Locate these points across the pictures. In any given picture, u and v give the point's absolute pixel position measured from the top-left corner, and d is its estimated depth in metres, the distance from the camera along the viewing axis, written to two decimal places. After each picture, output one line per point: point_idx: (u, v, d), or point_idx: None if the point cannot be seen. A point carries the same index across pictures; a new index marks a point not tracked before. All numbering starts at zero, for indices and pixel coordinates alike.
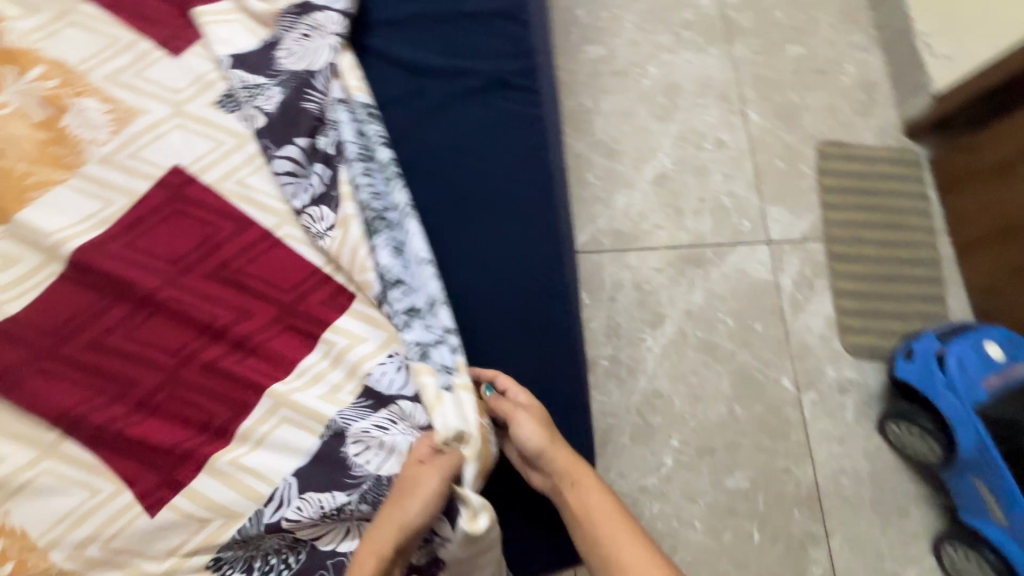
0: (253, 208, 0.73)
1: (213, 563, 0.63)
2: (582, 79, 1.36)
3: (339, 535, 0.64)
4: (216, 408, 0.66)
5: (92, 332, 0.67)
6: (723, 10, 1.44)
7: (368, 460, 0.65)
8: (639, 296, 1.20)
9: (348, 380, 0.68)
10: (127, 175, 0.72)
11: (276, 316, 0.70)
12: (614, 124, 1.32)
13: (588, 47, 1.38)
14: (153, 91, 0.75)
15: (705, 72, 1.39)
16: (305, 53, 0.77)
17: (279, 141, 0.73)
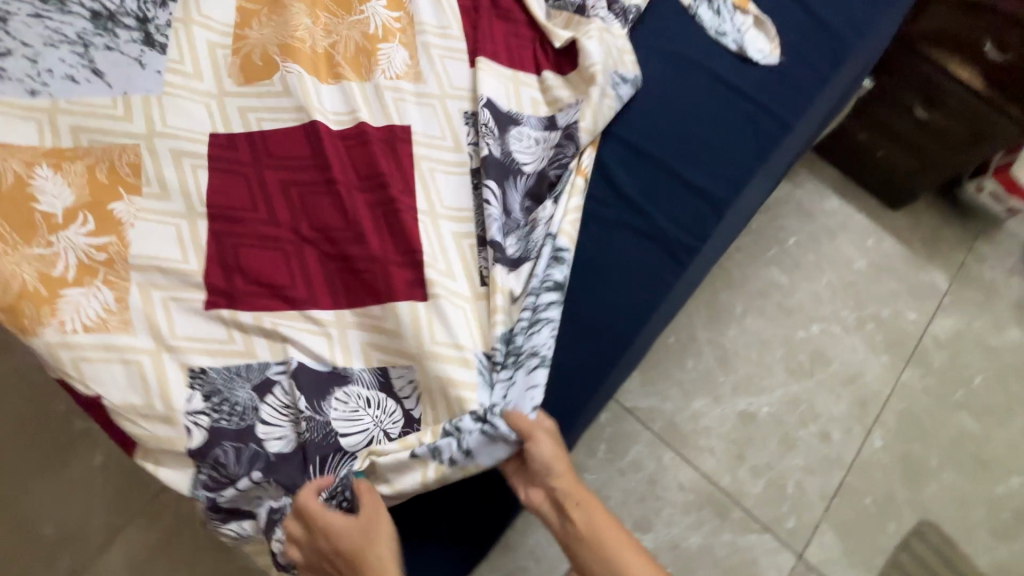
0: (424, 195, 0.76)
1: (196, 372, 0.68)
2: (750, 288, 1.37)
3: (280, 435, 0.68)
4: (298, 283, 0.72)
5: (270, 166, 0.77)
6: (922, 335, 1.37)
7: (347, 409, 0.68)
8: (645, 492, 1.19)
9: (384, 350, 0.71)
10: (386, 101, 0.82)
11: (376, 263, 0.72)
12: (744, 343, 1.32)
13: (774, 269, 1.40)
14: (441, 72, 0.83)
15: (862, 369, 1.33)
16: (549, 143, 0.82)
17: (487, 185, 0.77)
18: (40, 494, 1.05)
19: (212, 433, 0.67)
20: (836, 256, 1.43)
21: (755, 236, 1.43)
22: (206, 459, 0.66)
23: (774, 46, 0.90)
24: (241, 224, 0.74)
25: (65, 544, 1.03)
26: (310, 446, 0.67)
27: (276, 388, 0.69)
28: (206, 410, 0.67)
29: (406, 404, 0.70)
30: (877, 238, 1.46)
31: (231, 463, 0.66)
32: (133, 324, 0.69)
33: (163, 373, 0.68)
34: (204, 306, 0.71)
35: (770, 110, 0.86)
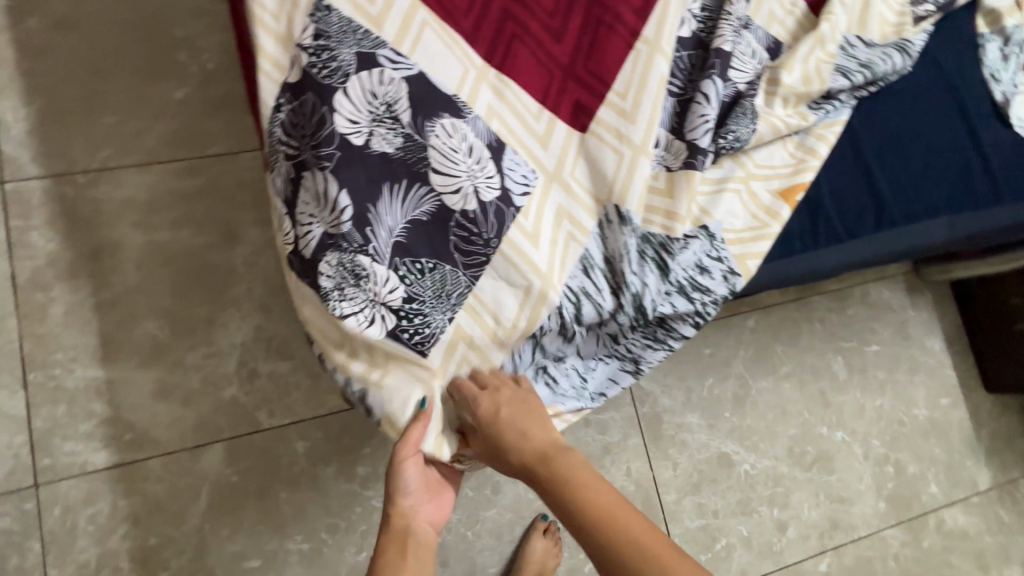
0: (657, 21, 0.65)
1: (322, 6, 0.60)
2: (805, 360, 1.29)
3: (356, 120, 0.59)
4: (465, 18, 0.64)
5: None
6: (929, 511, 1.27)
7: (447, 145, 0.60)
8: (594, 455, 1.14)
9: (509, 127, 0.62)
10: None
11: (557, 69, 0.65)
12: (766, 400, 1.25)
13: (839, 360, 1.30)
14: None
15: (855, 497, 1.24)
16: (773, 66, 0.70)
17: (683, 65, 0.69)
18: (118, 90, 1.07)
19: (306, 77, 0.59)
20: (903, 390, 1.33)
21: (844, 321, 1.33)
22: (295, 99, 0.60)
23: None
24: None
25: (110, 141, 1.05)
26: (391, 158, 0.59)
27: (380, 72, 0.60)
28: (307, 48, 0.59)
29: (507, 182, 0.61)
30: (952, 402, 1.34)
31: (301, 117, 0.59)
32: None
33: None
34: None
35: (992, 173, 0.76)
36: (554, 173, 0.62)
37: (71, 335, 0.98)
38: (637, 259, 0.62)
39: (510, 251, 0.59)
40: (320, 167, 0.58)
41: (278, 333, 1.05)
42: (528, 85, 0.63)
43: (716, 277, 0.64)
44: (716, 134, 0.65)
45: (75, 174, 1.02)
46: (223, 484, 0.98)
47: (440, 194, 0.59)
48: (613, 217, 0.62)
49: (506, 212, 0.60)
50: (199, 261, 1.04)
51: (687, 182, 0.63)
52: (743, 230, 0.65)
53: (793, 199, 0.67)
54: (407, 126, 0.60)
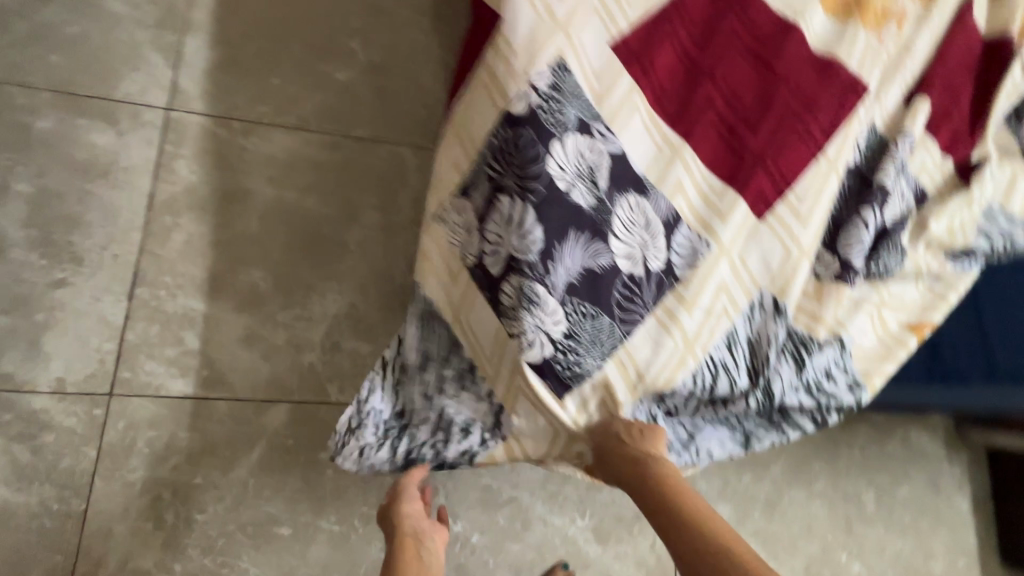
0: (838, 144, 0.74)
1: (558, 65, 0.66)
2: (838, 484, 1.31)
3: (562, 170, 0.64)
4: (674, 102, 0.71)
5: (735, 16, 0.76)
6: None
7: (628, 218, 0.65)
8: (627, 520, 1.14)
9: (689, 207, 0.68)
10: (849, 58, 0.79)
11: (750, 155, 0.70)
12: (794, 513, 1.26)
13: (868, 493, 1.33)
14: (889, 82, 0.82)
15: None
16: (925, 210, 0.77)
17: (849, 191, 0.75)
18: (292, 56, 1.15)
19: (531, 114, 0.64)
20: (924, 540, 1.34)
21: (882, 456, 1.36)
22: (511, 129, 0.65)
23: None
24: (683, 25, 0.74)
25: (271, 99, 1.12)
26: (583, 211, 0.64)
27: (591, 140, 0.66)
28: (536, 94, 0.65)
29: (672, 255, 0.66)
30: (968, 566, 1.35)
31: (513, 151, 0.64)
32: None
33: (540, 47, 0.66)
34: (612, 42, 0.70)
35: None
36: (725, 248, 0.66)
37: (184, 264, 1.02)
38: (782, 346, 0.66)
39: (667, 312, 0.64)
40: (523, 197, 0.63)
41: (368, 316, 1.08)
42: (719, 167, 0.69)
43: (842, 385, 0.68)
44: (869, 257, 0.71)
45: (233, 120, 1.09)
46: (278, 445, 1.00)
47: (616, 256, 0.64)
48: (768, 305, 0.67)
49: (666, 282, 0.65)
50: (316, 230, 1.09)
51: (836, 293, 0.69)
52: (873, 347, 0.70)
53: (920, 334, 0.73)
54: (602, 190, 0.65)
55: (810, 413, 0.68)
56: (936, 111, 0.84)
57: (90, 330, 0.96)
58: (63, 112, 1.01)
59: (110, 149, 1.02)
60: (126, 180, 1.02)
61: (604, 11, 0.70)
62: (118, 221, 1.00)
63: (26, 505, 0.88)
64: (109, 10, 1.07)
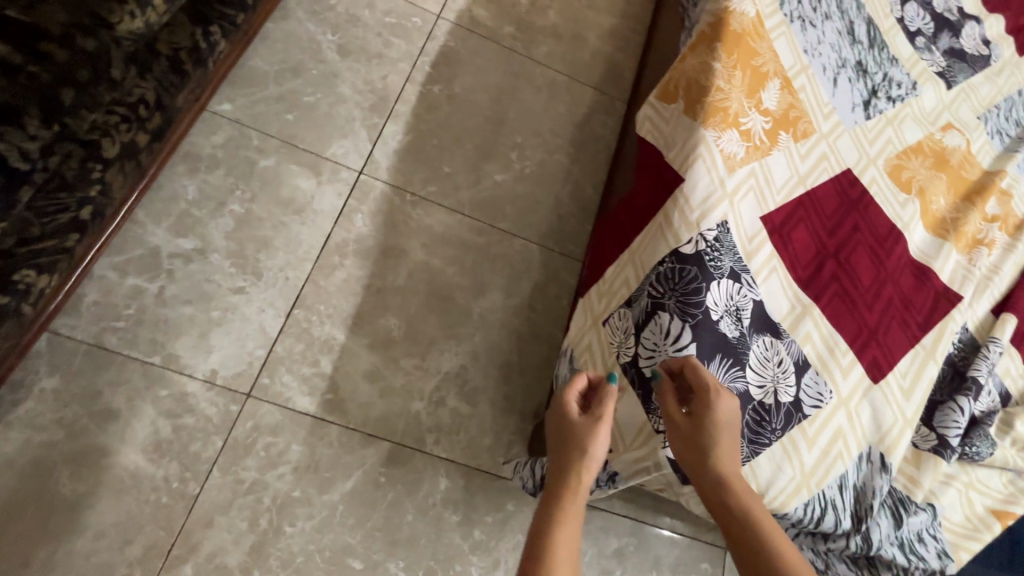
0: (935, 336, 0.87)
1: (723, 223, 0.84)
2: None
3: (716, 304, 0.79)
4: (806, 270, 0.87)
5: (860, 214, 0.95)
6: None
7: (763, 354, 0.78)
8: None
9: (817, 356, 0.80)
10: (944, 269, 0.96)
11: (866, 328, 0.84)
12: None
13: None
14: (980, 293, 0.97)
15: None
16: (1010, 410, 0.87)
17: (944, 376, 0.87)
18: (462, 153, 1.40)
19: (697, 255, 0.81)
20: None
21: None
22: (677, 263, 0.81)
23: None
24: (817, 213, 0.92)
25: (438, 181, 1.34)
26: (728, 340, 0.77)
27: (740, 285, 0.81)
28: (703, 241, 0.82)
29: (801, 393, 0.77)
30: None
31: (678, 279, 0.80)
32: (733, 174, 0.88)
33: (711, 207, 0.84)
34: (764, 215, 0.88)
35: None
36: (843, 399, 0.78)
37: (338, 297, 1.18)
38: (883, 498, 0.74)
39: (790, 442, 0.74)
40: (682, 318, 0.77)
41: (474, 379, 1.20)
42: (842, 329, 0.83)
43: (932, 551, 0.75)
44: (964, 440, 0.81)
45: (406, 191, 1.31)
46: (371, 479, 1.07)
47: (750, 383, 0.76)
48: (875, 460, 0.76)
49: (794, 415, 0.75)
50: (449, 294, 1.25)
51: (932, 466, 0.78)
52: (962, 523, 0.78)
53: (1005, 521, 0.80)
54: (744, 327, 0.79)
55: (899, 568, 0.74)
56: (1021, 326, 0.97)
57: (249, 334, 1.10)
58: (282, 157, 1.25)
59: (307, 192, 1.24)
60: (313, 218, 1.22)
61: (760, 191, 0.89)
62: (297, 250, 1.19)
63: (151, 477, 0.97)
64: (337, 90, 1.35)
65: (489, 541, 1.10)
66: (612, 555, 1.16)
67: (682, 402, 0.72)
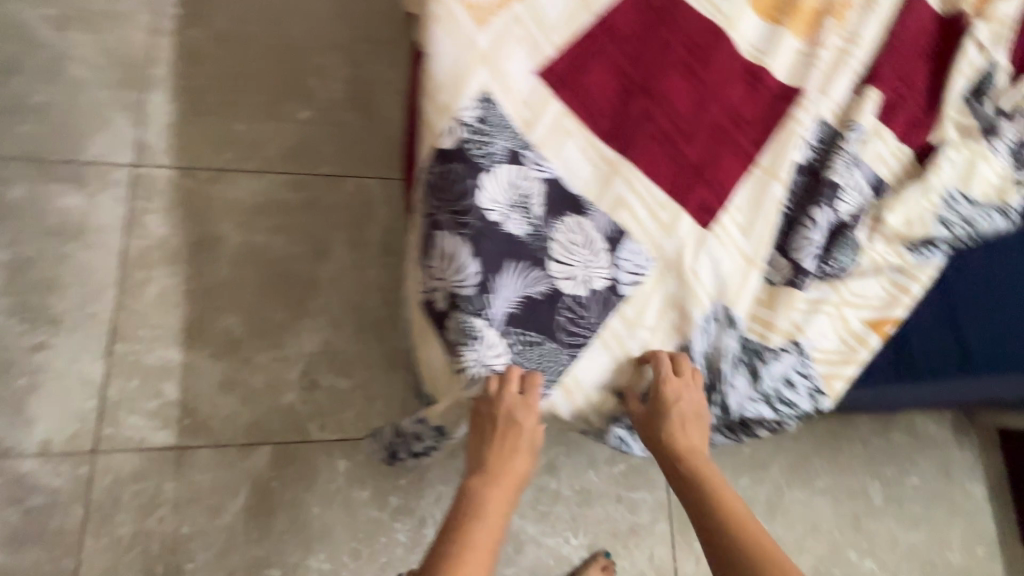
0: (773, 154, 0.74)
1: (485, 97, 0.67)
2: (842, 479, 1.27)
3: (495, 201, 0.64)
4: (609, 120, 0.71)
5: (668, 26, 0.76)
6: None
7: (568, 240, 0.65)
8: (622, 532, 1.13)
9: (632, 222, 0.67)
10: (781, 64, 0.80)
11: (687, 168, 0.70)
12: (797, 512, 1.23)
13: (876, 484, 1.29)
14: (832, 74, 0.81)
15: None
16: (880, 202, 0.75)
17: (799, 189, 0.74)
18: (251, 100, 1.17)
19: (460, 149, 0.65)
20: (940, 531, 1.29)
21: (888, 446, 1.32)
22: (442, 165, 0.65)
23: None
24: (614, 42, 0.74)
25: (233, 145, 1.14)
26: (518, 240, 0.64)
27: (523, 168, 0.66)
28: (464, 128, 0.65)
29: (618, 272, 0.66)
30: (990, 554, 1.30)
31: (444, 185, 0.64)
32: (487, 28, 0.69)
33: (465, 80, 0.66)
34: (539, 68, 0.70)
35: None
36: (668, 264, 0.66)
37: (159, 315, 1.03)
38: (732, 356, 0.66)
39: (612, 333, 0.65)
40: (457, 232, 0.63)
41: (344, 350, 1.09)
42: (659, 177, 0.69)
43: (802, 393, 0.67)
44: (823, 257, 0.70)
45: (197, 169, 1.11)
46: (262, 488, 1.00)
47: (556, 281, 0.64)
48: (720, 317, 0.67)
49: (611, 300, 0.65)
50: (287, 269, 1.11)
51: (789, 300, 0.68)
52: (833, 351, 0.69)
53: (882, 330, 0.71)
54: (537, 218, 0.65)
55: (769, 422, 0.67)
56: (888, 97, 0.83)
57: (72, 390, 0.98)
58: (33, 179, 1.04)
59: (80, 210, 1.05)
60: (97, 239, 1.04)
61: (531, 39, 0.71)
62: (92, 280, 1.02)
63: (19, 569, 0.90)
64: (71, 76, 1.10)
65: (409, 502, 1.05)
66: (543, 471, 1.12)
67: (478, 333, 0.61)
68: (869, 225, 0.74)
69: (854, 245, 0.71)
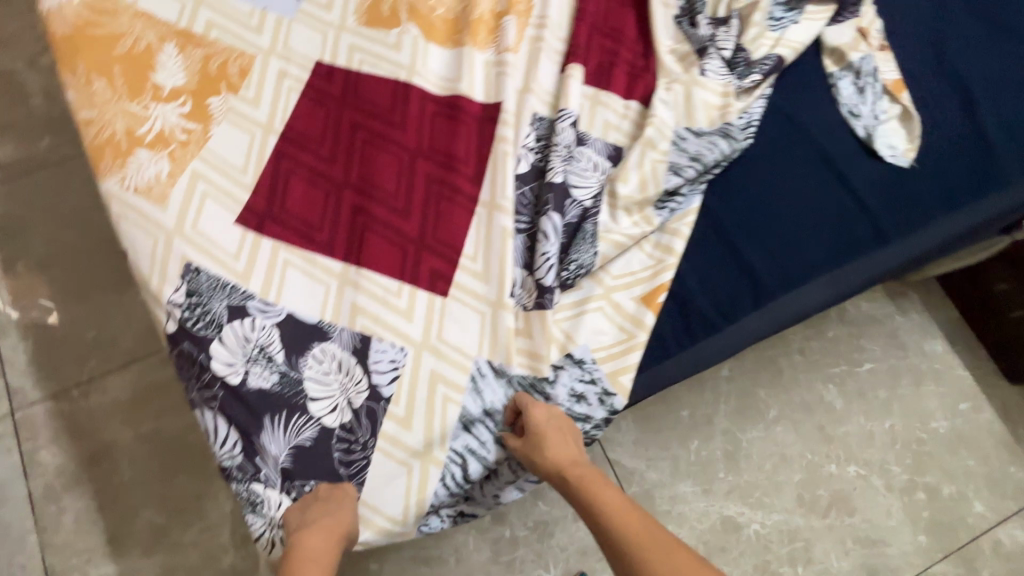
0: (491, 184, 0.73)
1: (193, 268, 0.68)
2: (795, 398, 1.23)
3: (231, 362, 0.66)
4: (322, 228, 0.71)
5: (352, 106, 0.77)
6: (980, 535, 1.16)
7: (319, 370, 0.66)
8: (593, 548, 1.11)
9: (373, 320, 0.68)
10: (478, 87, 0.79)
11: (410, 244, 0.71)
12: (761, 450, 1.19)
13: (831, 387, 1.24)
14: (532, 71, 0.80)
15: (889, 535, 1.15)
16: (612, 177, 0.73)
17: (527, 202, 0.73)
18: (95, 303, 1.21)
19: (184, 330, 0.66)
20: (914, 405, 1.24)
21: (828, 345, 1.27)
22: (177, 348, 0.67)
23: (911, 147, 0.78)
24: (304, 150, 0.75)
25: (94, 353, 1.18)
26: (268, 391, 0.65)
27: (252, 320, 0.67)
28: (183, 308, 0.67)
29: (375, 378, 0.66)
30: (974, 405, 1.24)
31: (184, 369, 0.66)
32: (171, 203, 0.70)
33: (168, 262, 0.69)
34: (238, 215, 0.71)
35: (871, 214, 0.75)
36: (420, 345, 0.67)
37: (82, 539, 1.07)
38: (512, 400, 0.67)
39: (391, 439, 0.65)
40: (209, 409, 0.64)
41: None
42: (385, 267, 0.70)
43: (593, 401, 0.68)
44: (562, 264, 0.70)
45: (69, 389, 1.15)
46: None
47: (318, 416, 0.65)
48: (488, 371, 0.68)
49: (378, 409, 0.66)
50: (182, 443, 1.14)
51: (543, 325, 0.67)
52: (610, 347, 0.68)
53: (657, 301, 0.69)
54: (281, 362, 0.66)
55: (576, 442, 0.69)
56: (600, 62, 0.82)
57: None
58: None
59: None
60: (4, 493, 1.10)
61: (220, 190, 0.72)
62: (14, 533, 1.08)
63: None
64: None
65: None
66: (493, 523, 1.12)
67: (258, 500, 0.62)
68: (609, 207, 0.73)
69: (590, 236, 0.70)
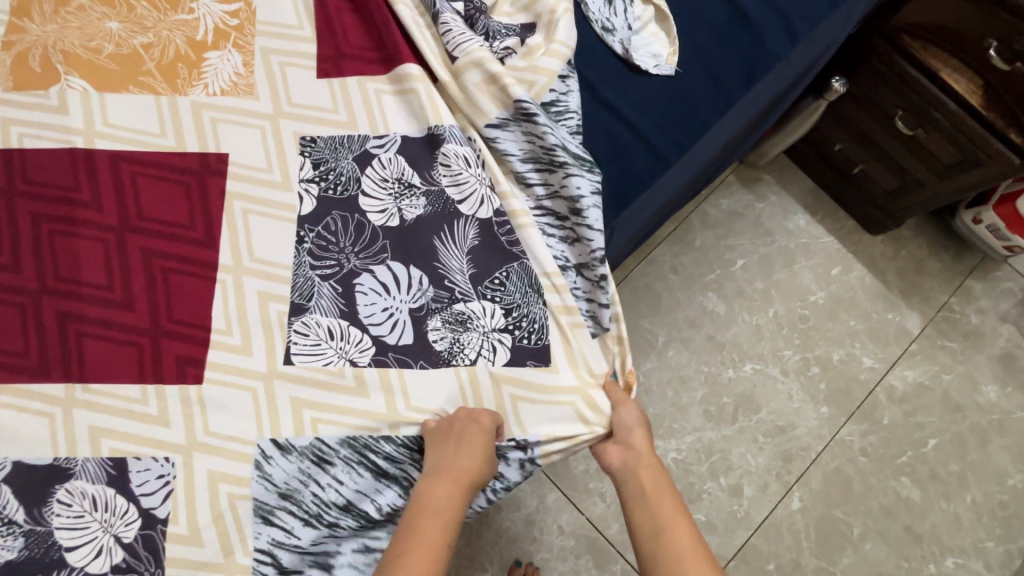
0: (229, 245, 0.64)
1: None
2: (680, 317, 1.22)
3: None
4: (32, 351, 0.60)
5: (25, 195, 0.63)
6: (875, 387, 1.21)
7: (69, 516, 0.56)
8: (523, 532, 1.10)
9: (123, 440, 0.58)
10: (179, 126, 0.67)
11: (143, 337, 0.61)
12: (660, 379, 1.19)
13: (710, 294, 1.24)
14: (241, 91, 0.68)
15: (794, 417, 1.18)
16: (409, 206, 0.65)
17: (326, 241, 0.64)
18: None
19: None
20: (790, 286, 1.25)
21: (699, 254, 1.26)
22: None
23: (672, 51, 0.72)
24: None
25: None
26: (17, 561, 0.54)
27: None
28: None
29: (140, 502, 0.57)
30: (844, 267, 1.26)
31: None
32: None
33: None
34: None
35: (644, 139, 0.69)
36: (186, 449, 0.59)
37: None
38: (299, 469, 0.59)
39: (179, 563, 0.56)
40: None
41: None
42: (118, 374, 0.60)
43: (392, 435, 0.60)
44: (391, 308, 0.63)
45: None
46: None
47: (84, 567, 0.55)
48: (272, 447, 0.59)
49: (154, 534, 0.56)
50: None
51: (380, 378, 0.61)
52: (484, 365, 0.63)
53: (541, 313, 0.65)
54: (24, 523, 0.55)
55: (396, 484, 0.60)
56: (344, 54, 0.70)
57: None
58: None
59: None
60: None
61: None
62: None
63: None
64: None
65: None
66: None
67: None
68: (393, 233, 0.65)
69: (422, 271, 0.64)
